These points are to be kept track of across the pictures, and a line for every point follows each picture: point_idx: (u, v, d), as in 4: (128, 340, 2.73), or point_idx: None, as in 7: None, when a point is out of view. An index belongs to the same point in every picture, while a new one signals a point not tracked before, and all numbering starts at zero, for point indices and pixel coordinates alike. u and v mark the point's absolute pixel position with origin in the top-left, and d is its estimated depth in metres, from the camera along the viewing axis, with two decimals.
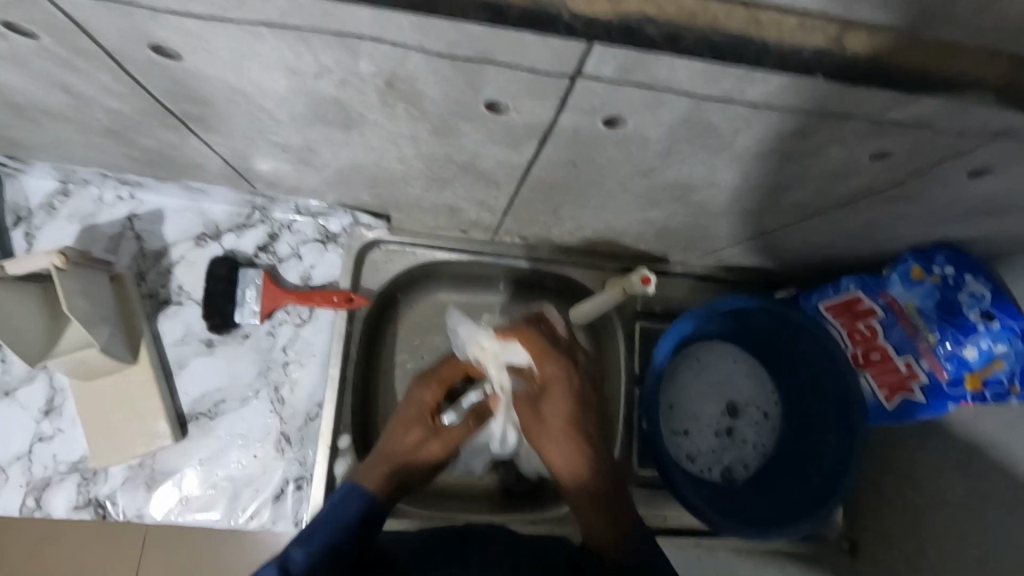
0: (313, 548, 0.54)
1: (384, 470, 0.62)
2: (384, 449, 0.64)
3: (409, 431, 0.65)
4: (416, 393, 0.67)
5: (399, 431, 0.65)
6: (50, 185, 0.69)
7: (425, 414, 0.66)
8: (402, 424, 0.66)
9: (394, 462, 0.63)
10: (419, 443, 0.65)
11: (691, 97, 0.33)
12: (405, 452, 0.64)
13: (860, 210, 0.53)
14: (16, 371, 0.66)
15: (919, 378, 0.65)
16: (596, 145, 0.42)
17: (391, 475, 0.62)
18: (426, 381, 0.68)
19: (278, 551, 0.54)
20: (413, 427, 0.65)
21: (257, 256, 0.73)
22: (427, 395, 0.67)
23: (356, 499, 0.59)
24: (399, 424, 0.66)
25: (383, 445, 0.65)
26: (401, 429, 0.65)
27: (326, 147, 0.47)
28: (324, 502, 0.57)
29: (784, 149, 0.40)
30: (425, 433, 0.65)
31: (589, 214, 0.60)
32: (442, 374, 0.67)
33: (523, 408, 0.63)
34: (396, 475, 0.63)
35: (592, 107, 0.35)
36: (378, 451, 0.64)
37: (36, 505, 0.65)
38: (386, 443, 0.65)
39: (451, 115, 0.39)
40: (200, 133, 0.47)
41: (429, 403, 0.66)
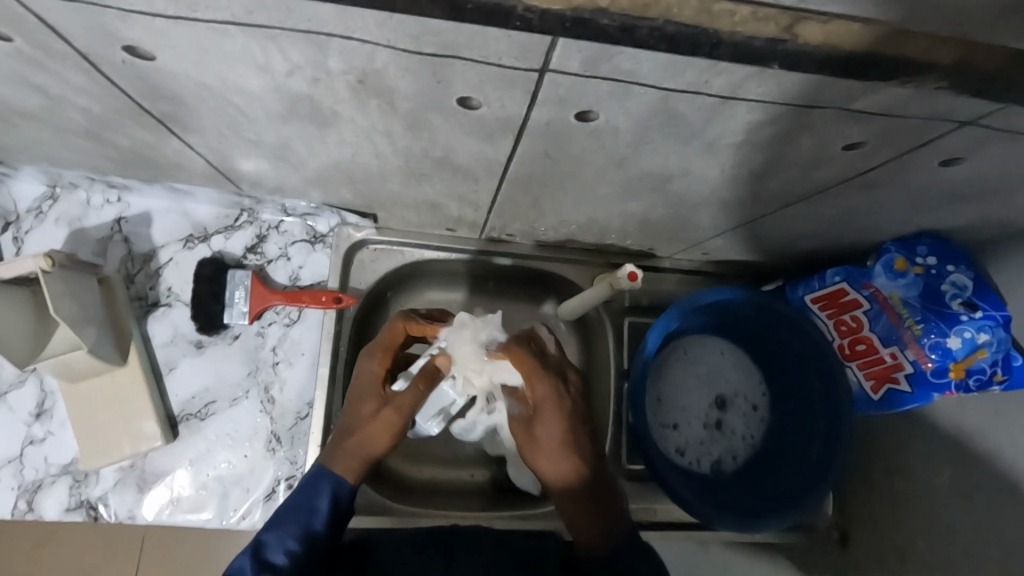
0: (293, 549, 0.55)
1: (349, 449, 0.61)
2: (347, 426, 0.62)
3: (359, 401, 0.63)
4: (364, 363, 0.65)
5: (353, 404, 0.63)
6: (37, 189, 0.69)
7: (375, 382, 0.64)
8: (355, 396, 0.63)
9: (355, 439, 0.61)
10: (371, 415, 0.62)
11: (658, 88, 0.34)
12: (362, 422, 0.62)
13: (839, 199, 0.53)
14: (7, 375, 0.67)
15: (905, 368, 0.65)
16: (570, 138, 0.42)
17: (356, 454, 0.61)
18: (371, 349, 0.65)
19: (258, 550, 0.54)
20: (361, 397, 0.63)
21: (245, 257, 0.73)
22: (373, 363, 0.64)
23: (339, 496, 0.59)
24: (353, 397, 0.64)
25: (346, 421, 0.63)
26: (354, 401, 0.63)
27: (304, 144, 0.47)
28: (303, 500, 0.58)
29: (756, 139, 0.41)
30: (376, 403, 0.62)
31: (570, 208, 0.61)
32: (382, 342, 0.65)
33: (520, 434, 0.63)
34: (358, 451, 0.61)
35: (561, 101, 0.36)
36: (342, 430, 0.62)
37: (28, 507, 0.65)
38: (346, 419, 0.63)
39: (423, 110, 0.39)
40: (180, 133, 0.47)
41: (377, 369, 0.64)
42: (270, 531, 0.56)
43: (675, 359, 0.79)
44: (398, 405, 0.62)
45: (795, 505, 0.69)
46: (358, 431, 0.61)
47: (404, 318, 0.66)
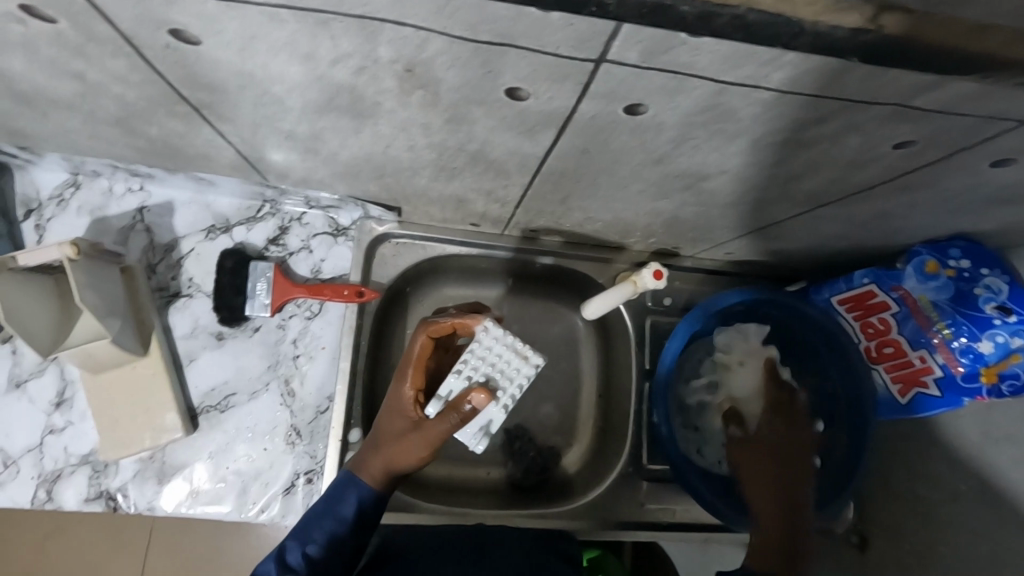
0: (313, 554, 0.55)
1: (374, 463, 0.59)
2: (373, 441, 0.60)
3: (389, 416, 0.61)
4: (395, 378, 0.62)
5: (381, 418, 0.61)
6: (59, 177, 0.69)
7: (404, 399, 0.60)
8: (386, 411, 0.61)
9: (377, 455, 0.59)
10: (399, 433, 0.59)
11: (715, 81, 0.33)
12: (389, 438, 0.59)
13: (876, 201, 0.52)
14: (27, 363, 0.66)
15: (934, 371, 0.65)
16: (613, 134, 0.41)
17: (379, 466, 0.59)
18: (401, 366, 0.61)
19: (281, 554, 0.55)
20: (391, 414, 0.60)
21: (267, 249, 0.72)
22: (405, 383, 0.61)
23: (364, 505, 0.58)
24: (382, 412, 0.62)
25: (373, 436, 0.61)
26: (383, 416, 0.61)
27: (336, 136, 0.46)
28: (328, 506, 0.58)
29: (803, 137, 0.40)
30: (404, 419, 0.60)
31: (600, 205, 0.60)
32: (409, 358, 0.61)
33: None
34: (381, 467, 0.59)
35: (611, 94, 0.35)
36: (368, 445, 0.61)
37: (47, 497, 0.64)
38: (373, 434, 0.61)
39: (466, 102, 0.38)
40: (212, 122, 0.46)
41: (406, 382, 0.61)
42: (292, 535, 0.57)
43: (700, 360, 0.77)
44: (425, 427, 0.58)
45: (817, 509, 0.68)
46: (386, 450, 0.59)
47: (424, 328, 0.61)
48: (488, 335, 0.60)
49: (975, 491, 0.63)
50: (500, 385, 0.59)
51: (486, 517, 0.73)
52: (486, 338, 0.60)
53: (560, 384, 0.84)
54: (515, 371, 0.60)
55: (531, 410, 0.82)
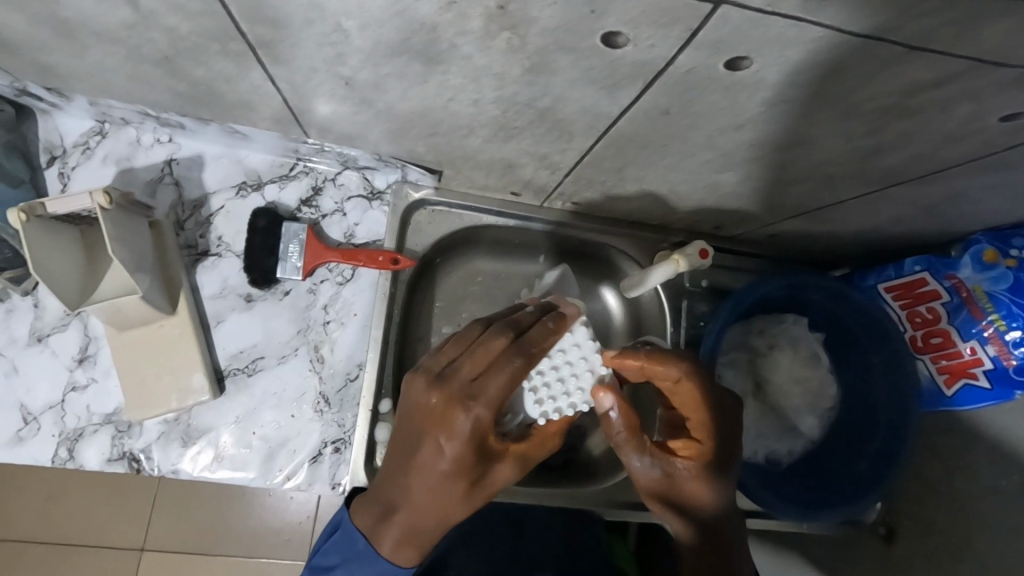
0: None
1: (428, 520, 0.51)
2: (408, 496, 0.51)
3: (438, 465, 0.50)
4: (453, 419, 0.49)
5: (421, 469, 0.50)
6: (85, 124, 0.65)
7: (474, 444, 0.49)
8: (427, 457, 0.50)
9: (433, 510, 0.51)
10: (467, 483, 0.50)
11: (838, 32, 0.30)
12: (404, 473, 0.51)
13: (951, 181, 0.50)
14: (49, 317, 0.64)
15: (984, 363, 0.63)
16: (701, 93, 0.39)
17: (430, 523, 0.51)
18: (462, 402, 0.49)
19: None
20: (451, 465, 0.49)
21: (299, 209, 0.70)
22: (481, 425, 0.49)
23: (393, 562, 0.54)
24: (418, 459, 0.50)
25: (403, 485, 0.51)
26: (428, 466, 0.50)
27: (397, 84, 0.44)
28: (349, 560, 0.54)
29: (905, 104, 0.38)
30: (469, 468, 0.50)
31: (657, 176, 0.57)
32: (490, 394, 0.49)
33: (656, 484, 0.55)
34: (436, 521, 0.51)
35: (718, 43, 0.33)
36: (398, 499, 0.51)
37: (68, 455, 0.62)
38: (409, 485, 0.51)
39: (554, 48, 0.35)
40: (266, 64, 0.44)
41: (484, 424, 0.49)
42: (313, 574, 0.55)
43: (738, 346, 0.75)
44: (506, 465, 0.53)
45: (855, 498, 0.68)
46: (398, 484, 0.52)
47: (516, 353, 0.51)
48: (567, 339, 0.58)
49: (1018, 486, 0.62)
50: (556, 388, 0.56)
51: (515, 495, 0.72)
52: (564, 343, 0.58)
53: None
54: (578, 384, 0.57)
55: None
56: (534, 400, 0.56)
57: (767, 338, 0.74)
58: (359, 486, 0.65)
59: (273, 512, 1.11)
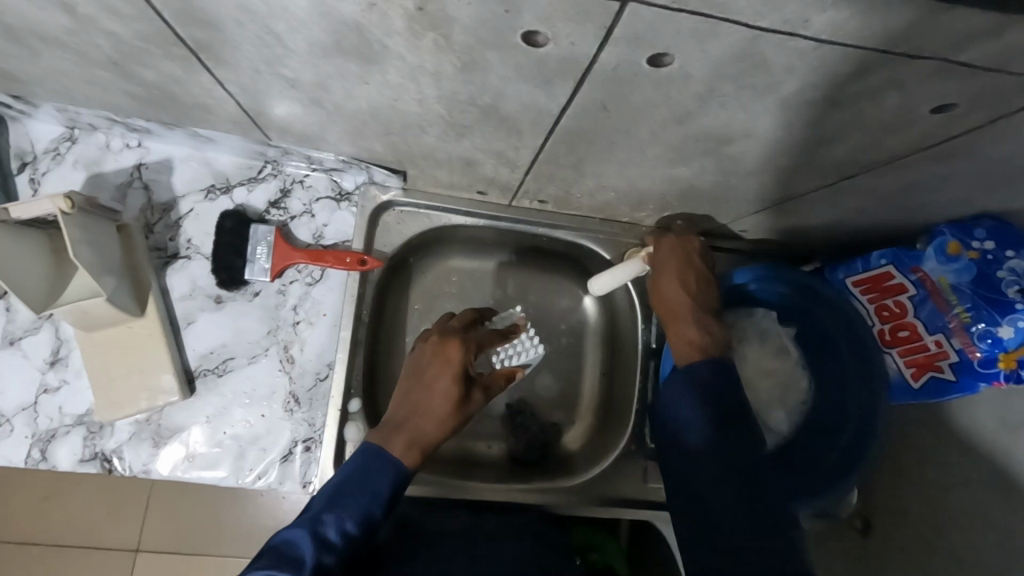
0: (350, 531, 0.53)
1: (432, 430, 0.59)
2: (418, 407, 0.60)
3: (441, 380, 0.61)
4: (450, 343, 0.63)
5: (426, 384, 0.61)
6: (55, 130, 0.67)
7: (465, 366, 0.62)
8: (432, 376, 0.61)
9: (437, 419, 0.59)
10: (461, 396, 0.61)
11: (747, 27, 0.31)
12: (417, 400, 0.60)
13: (901, 173, 0.50)
14: (21, 321, 0.65)
15: (950, 356, 0.63)
16: (633, 89, 0.39)
17: (432, 430, 0.59)
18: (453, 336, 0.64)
19: (314, 526, 0.51)
20: (449, 379, 0.61)
21: (267, 211, 0.70)
22: (470, 352, 0.64)
23: (399, 484, 0.56)
24: (426, 377, 0.61)
25: (415, 398, 0.60)
26: (434, 380, 0.61)
27: (342, 84, 0.44)
28: (360, 485, 0.54)
29: (835, 97, 0.38)
30: (462, 383, 0.61)
31: (614, 172, 0.58)
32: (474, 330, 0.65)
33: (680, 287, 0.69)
34: (437, 431, 0.59)
35: (636, 39, 0.33)
36: (409, 410, 0.60)
37: (41, 456, 0.63)
38: (418, 399, 0.60)
39: (480, 45, 0.36)
40: (212, 67, 0.44)
41: (471, 348, 0.64)
42: (328, 506, 0.53)
43: None
44: (480, 395, 0.63)
45: (826, 490, 0.68)
46: (410, 413, 0.59)
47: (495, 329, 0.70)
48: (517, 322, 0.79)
49: (988, 476, 0.62)
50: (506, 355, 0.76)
51: (486, 491, 0.71)
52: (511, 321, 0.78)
53: (563, 364, 0.83)
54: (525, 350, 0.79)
55: (532, 382, 0.82)
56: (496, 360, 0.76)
57: (735, 333, 0.75)
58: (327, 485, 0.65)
59: (265, 510, 1.12)
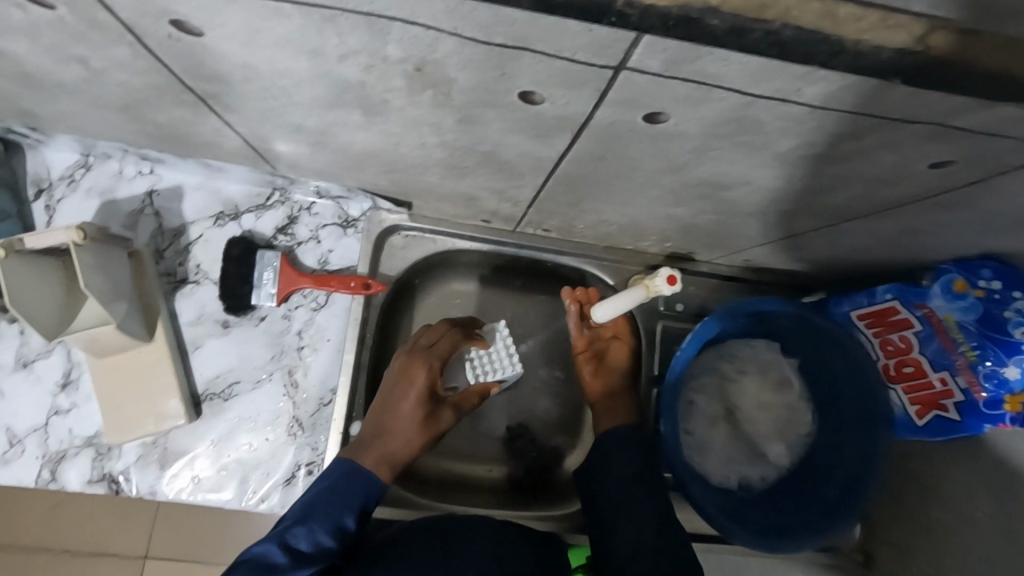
0: (322, 542, 0.53)
1: (400, 450, 0.62)
2: (387, 427, 0.62)
3: (408, 401, 0.63)
4: (416, 363, 0.66)
5: (394, 405, 0.63)
6: (70, 158, 0.68)
7: (431, 387, 0.65)
8: (399, 396, 0.64)
9: (405, 438, 0.62)
10: (427, 416, 0.64)
11: (741, 93, 0.31)
12: (388, 420, 0.63)
13: (903, 218, 0.50)
14: (34, 344, 0.67)
15: (955, 396, 0.62)
16: (630, 142, 0.39)
17: (402, 450, 0.62)
18: (420, 355, 0.66)
19: (283, 539, 0.52)
20: (416, 400, 0.64)
21: (275, 237, 0.72)
22: (435, 371, 0.66)
23: (369, 494, 0.58)
24: (394, 397, 0.64)
25: (384, 418, 0.63)
26: (401, 401, 0.63)
27: (345, 130, 0.45)
28: (330, 498, 0.56)
29: (832, 153, 0.38)
30: (427, 404, 0.64)
31: (615, 209, 0.58)
32: (439, 350, 0.67)
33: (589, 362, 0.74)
34: (405, 450, 0.62)
35: (631, 101, 0.33)
36: (379, 428, 0.62)
37: (51, 477, 0.65)
38: (386, 418, 0.63)
39: (478, 103, 0.36)
40: (219, 112, 0.45)
41: (435, 369, 0.66)
42: (297, 519, 0.54)
43: (709, 370, 0.76)
44: (448, 412, 0.67)
45: (824, 528, 0.67)
46: (382, 433, 0.62)
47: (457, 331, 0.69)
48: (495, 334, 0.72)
49: (991, 518, 0.61)
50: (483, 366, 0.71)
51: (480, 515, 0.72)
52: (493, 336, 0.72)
53: (565, 388, 0.82)
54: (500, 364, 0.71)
55: (534, 406, 0.82)
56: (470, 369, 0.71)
57: (736, 364, 0.76)
58: None
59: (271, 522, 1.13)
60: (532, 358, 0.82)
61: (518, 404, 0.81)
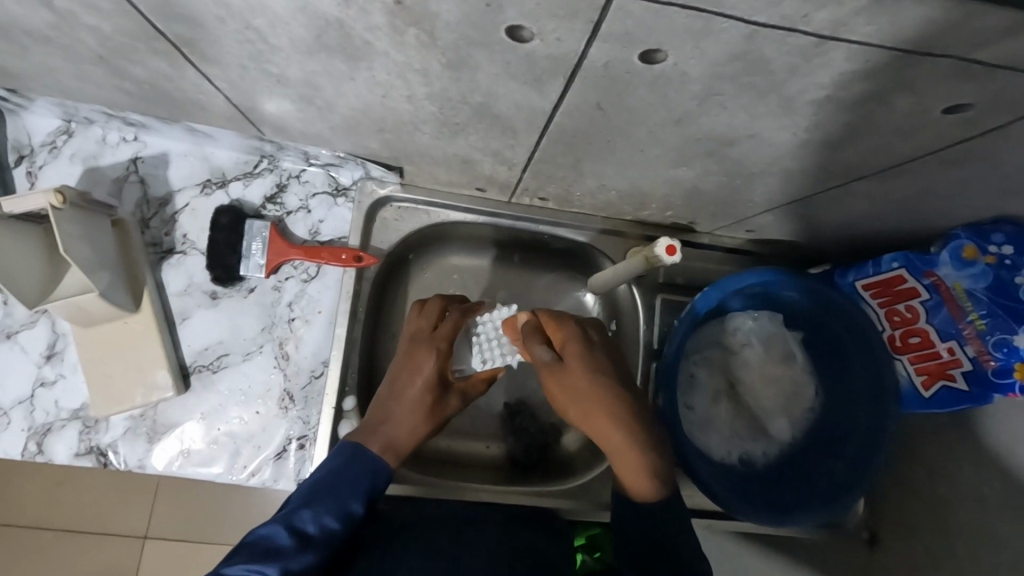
0: (329, 525, 0.53)
1: (404, 439, 0.61)
2: (390, 416, 0.61)
3: (413, 389, 0.62)
4: (421, 349, 0.63)
5: (399, 393, 0.62)
6: (52, 123, 0.66)
7: (438, 374, 0.63)
8: (404, 384, 0.62)
9: (409, 428, 0.61)
10: (433, 404, 0.63)
11: (747, 23, 0.29)
12: (392, 409, 0.61)
13: (915, 177, 0.47)
14: (18, 314, 0.65)
15: (963, 364, 0.60)
16: (627, 88, 0.37)
17: (404, 439, 0.61)
18: (424, 341, 0.64)
19: (290, 522, 0.51)
20: (420, 390, 0.62)
21: (264, 207, 0.70)
22: (442, 359, 0.63)
23: (376, 482, 0.57)
24: (399, 385, 0.62)
25: (388, 406, 0.62)
26: (407, 388, 0.62)
27: (328, 81, 0.43)
28: (338, 483, 0.55)
29: (842, 97, 0.36)
30: (434, 392, 0.63)
31: (614, 172, 0.56)
32: (445, 332, 0.64)
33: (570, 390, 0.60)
34: (407, 440, 0.61)
35: (627, 36, 0.31)
36: (381, 417, 0.61)
37: (38, 450, 0.64)
38: (391, 407, 0.61)
39: (465, 43, 0.34)
40: (197, 63, 0.43)
41: (442, 355, 0.63)
42: (303, 502, 0.53)
43: (711, 344, 0.74)
44: (455, 399, 0.65)
45: (827, 504, 0.66)
46: (385, 423, 0.61)
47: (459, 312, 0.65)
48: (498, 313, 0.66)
49: (999, 493, 0.59)
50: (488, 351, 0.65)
51: (481, 494, 0.71)
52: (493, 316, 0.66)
53: None
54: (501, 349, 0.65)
55: (531, 382, 0.80)
56: (477, 352, 0.66)
57: (740, 336, 0.73)
58: None
59: (268, 502, 1.13)
60: None
61: (516, 380, 0.80)
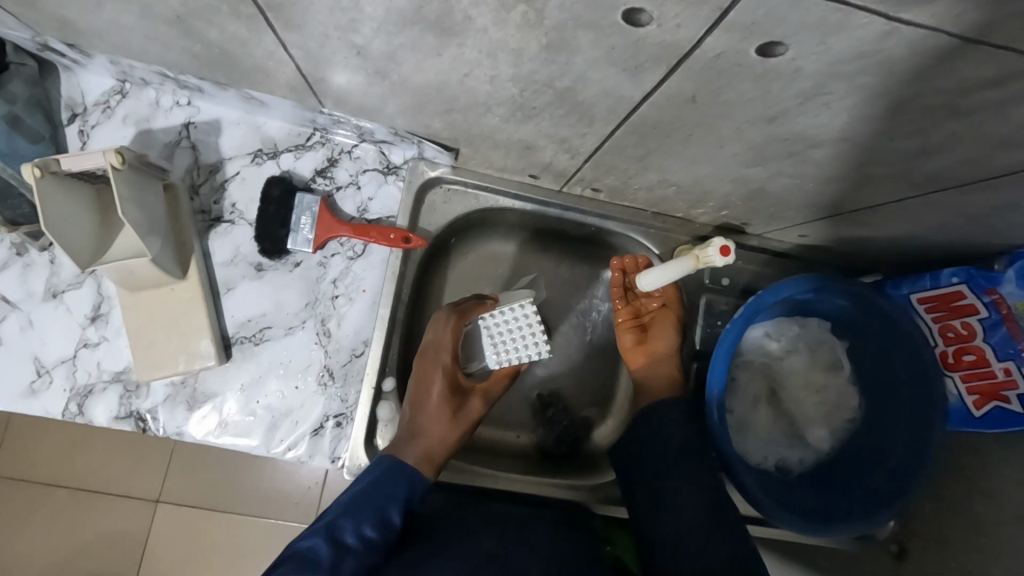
0: (369, 534, 0.53)
1: (438, 447, 0.61)
2: (417, 427, 0.61)
3: (432, 398, 0.63)
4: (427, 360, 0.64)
5: (420, 404, 0.63)
6: (106, 83, 0.65)
7: (448, 379, 0.64)
8: (422, 394, 0.63)
9: (440, 435, 0.62)
10: (453, 406, 0.63)
11: (887, 20, 0.28)
12: (417, 420, 0.62)
13: (1002, 192, 0.46)
14: (65, 274, 0.65)
15: (1019, 386, 0.59)
16: (730, 80, 0.36)
17: (439, 447, 0.61)
18: (431, 354, 0.65)
19: (332, 531, 0.52)
20: (437, 398, 0.63)
21: (313, 180, 0.69)
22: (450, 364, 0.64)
23: (414, 492, 0.57)
24: (418, 396, 0.63)
25: (414, 418, 0.62)
26: (426, 398, 0.63)
27: (410, 56, 0.42)
28: (379, 491, 0.55)
29: (955, 104, 0.35)
30: (452, 397, 0.63)
31: (682, 167, 0.54)
32: (445, 342, 0.64)
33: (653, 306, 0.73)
34: (442, 446, 0.61)
35: (752, 27, 0.30)
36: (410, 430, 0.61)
37: (78, 410, 0.63)
38: (416, 418, 0.62)
39: (573, 24, 0.33)
40: (278, 29, 0.42)
41: (446, 364, 0.64)
42: (344, 512, 0.53)
43: (754, 348, 0.74)
44: (475, 399, 0.65)
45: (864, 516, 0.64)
46: (417, 435, 0.61)
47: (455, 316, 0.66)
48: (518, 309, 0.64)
49: None
50: (510, 350, 0.64)
51: (514, 484, 0.70)
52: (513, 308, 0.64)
53: (597, 358, 0.80)
54: (530, 345, 0.63)
55: (566, 374, 0.80)
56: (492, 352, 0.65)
57: (782, 343, 0.73)
58: (358, 462, 0.64)
59: (285, 475, 1.13)
60: (567, 326, 0.80)
61: (551, 371, 0.79)
